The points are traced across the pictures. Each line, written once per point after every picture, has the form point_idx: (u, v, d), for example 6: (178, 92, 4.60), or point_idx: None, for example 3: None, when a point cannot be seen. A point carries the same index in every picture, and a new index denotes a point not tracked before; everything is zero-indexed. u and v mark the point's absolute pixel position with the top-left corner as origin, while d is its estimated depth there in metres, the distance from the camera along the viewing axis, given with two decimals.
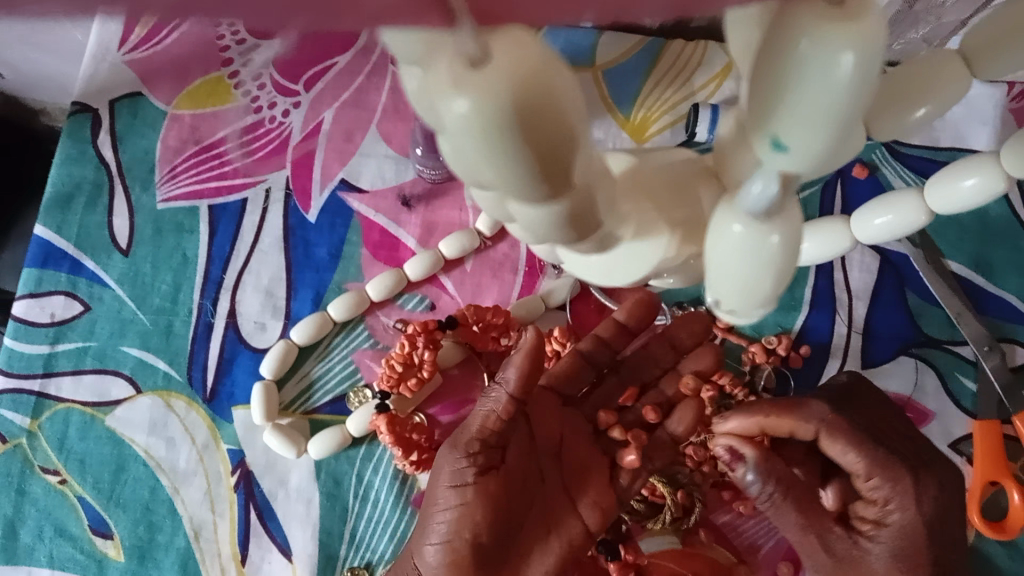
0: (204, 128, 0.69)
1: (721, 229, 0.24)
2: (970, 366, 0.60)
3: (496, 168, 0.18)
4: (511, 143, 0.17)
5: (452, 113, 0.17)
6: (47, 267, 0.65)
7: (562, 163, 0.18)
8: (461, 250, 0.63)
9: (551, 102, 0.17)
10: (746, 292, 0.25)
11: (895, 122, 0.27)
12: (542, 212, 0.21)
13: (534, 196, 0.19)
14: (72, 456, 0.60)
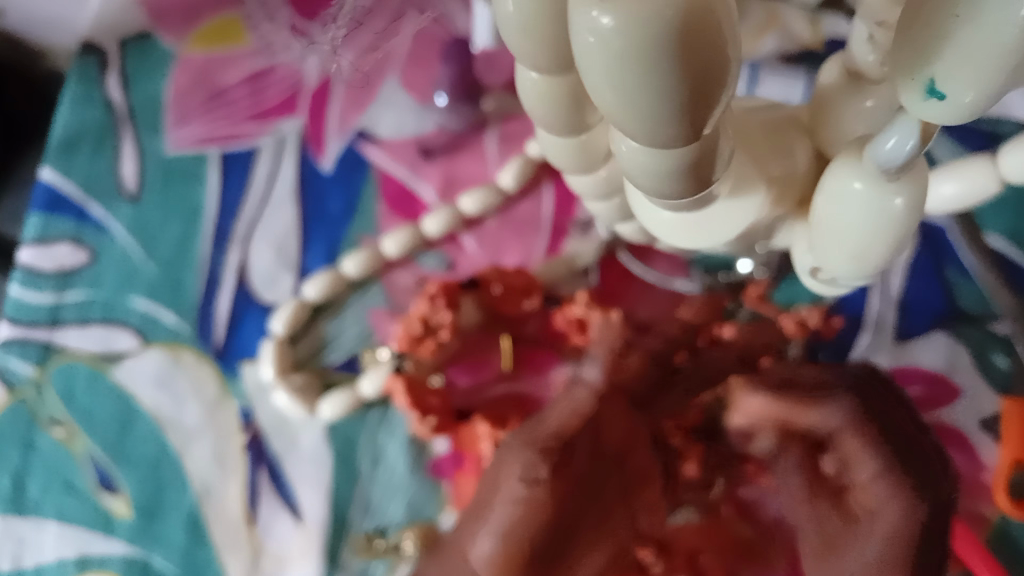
0: (216, 71, 0.66)
1: None
2: (1005, 344, 0.55)
3: (644, 84, 0.20)
4: (652, 61, 0.20)
5: (596, 31, 0.20)
6: (55, 213, 0.63)
7: (706, 95, 0.21)
8: (481, 207, 0.60)
9: (704, 28, 0.20)
10: None
11: (975, 66, 0.22)
12: (689, 143, 0.22)
13: (662, 124, 0.21)
14: (78, 409, 0.58)
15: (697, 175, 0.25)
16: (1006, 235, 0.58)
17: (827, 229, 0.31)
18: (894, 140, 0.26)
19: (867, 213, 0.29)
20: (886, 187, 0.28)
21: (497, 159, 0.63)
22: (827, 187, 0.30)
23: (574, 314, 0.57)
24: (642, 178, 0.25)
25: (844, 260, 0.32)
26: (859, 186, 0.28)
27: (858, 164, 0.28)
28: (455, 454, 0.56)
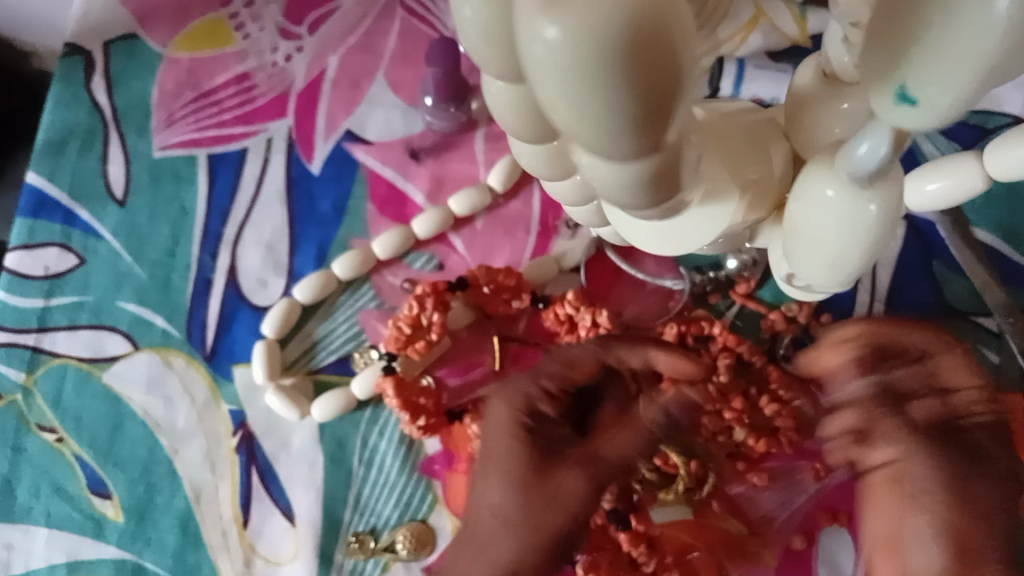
0: (203, 73, 0.65)
1: None
2: (996, 337, 0.56)
3: (593, 99, 0.20)
4: (603, 68, 0.19)
5: (544, 46, 0.19)
6: (40, 217, 0.62)
7: (662, 102, 0.20)
8: (470, 208, 0.60)
9: (653, 40, 0.19)
10: None
11: (945, 71, 0.21)
12: (642, 155, 0.22)
13: (619, 131, 0.21)
14: (67, 413, 0.59)
15: (659, 183, 0.24)
16: (996, 230, 0.57)
17: (804, 237, 0.30)
18: (867, 146, 0.25)
19: (846, 219, 0.28)
20: (860, 193, 0.27)
21: (485, 159, 0.63)
22: (801, 195, 0.29)
23: (562, 314, 0.57)
24: (603, 185, 0.24)
25: (825, 270, 0.31)
26: (833, 194, 0.27)
27: (832, 171, 0.27)
28: (447, 452, 0.57)
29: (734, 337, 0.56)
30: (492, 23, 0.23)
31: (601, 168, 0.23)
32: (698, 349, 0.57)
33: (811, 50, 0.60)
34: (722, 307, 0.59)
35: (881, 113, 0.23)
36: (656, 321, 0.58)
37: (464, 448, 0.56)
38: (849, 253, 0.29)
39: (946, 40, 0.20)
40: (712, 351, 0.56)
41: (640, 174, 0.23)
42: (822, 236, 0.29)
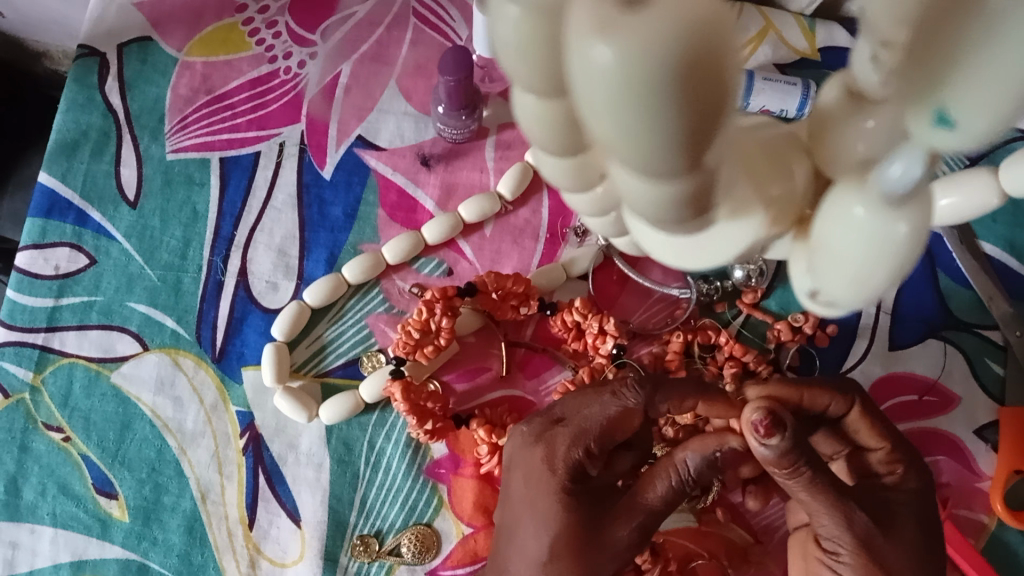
0: (216, 78, 0.66)
1: (843, 212, 0.22)
2: (1001, 351, 0.57)
3: (630, 121, 0.17)
4: (656, 88, 0.16)
5: (594, 59, 0.16)
6: (52, 217, 0.62)
7: (709, 121, 0.18)
8: (480, 215, 0.61)
9: (711, 59, 0.16)
10: (855, 282, 0.23)
11: (994, 94, 0.17)
12: (667, 181, 0.19)
13: (666, 157, 0.18)
14: (75, 413, 0.59)
15: (703, 209, 0.21)
16: (1001, 244, 0.58)
17: (827, 257, 0.23)
18: (900, 167, 0.20)
19: (872, 242, 0.22)
20: (891, 213, 0.21)
21: (495, 167, 0.64)
22: (826, 213, 0.23)
23: (569, 321, 0.58)
24: (641, 211, 0.21)
25: (848, 294, 0.24)
26: (861, 213, 0.22)
27: (862, 187, 0.22)
28: (454, 457, 0.57)
29: (740, 346, 0.56)
30: (527, 37, 0.19)
31: (638, 193, 0.20)
32: (704, 358, 0.58)
33: (820, 62, 0.61)
34: (728, 317, 0.59)
35: (912, 133, 0.20)
36: (662, 329, 0.59)
37: (470, 452, 0.57)
38: (875, 275, 0.23)
39: (976, 68, 0.17)
40: (718, 359, 0.57)
41: (686, 203, 0.20)
42: (840, 256, 0.23)
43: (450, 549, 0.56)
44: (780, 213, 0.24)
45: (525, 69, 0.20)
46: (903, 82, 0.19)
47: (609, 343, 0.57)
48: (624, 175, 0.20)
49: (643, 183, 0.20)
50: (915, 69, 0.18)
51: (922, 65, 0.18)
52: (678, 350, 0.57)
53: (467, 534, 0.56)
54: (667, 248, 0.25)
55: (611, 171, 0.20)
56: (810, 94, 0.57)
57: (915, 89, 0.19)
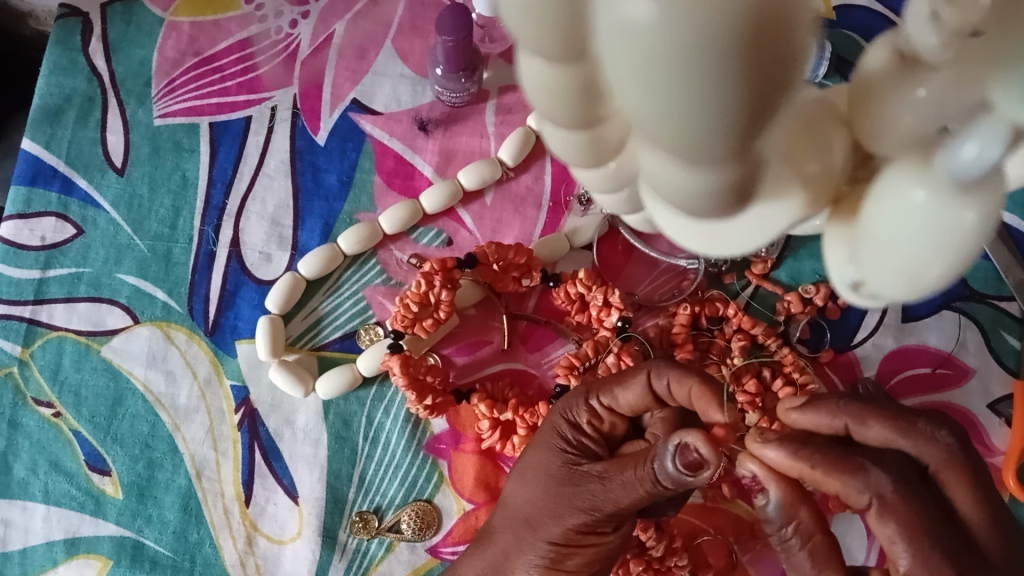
0: (204, 39, 0.63)
1: (901, 195, 0.20)
2: (1017, 324, 0.55)
3: (671, 99, 0.15)
4: (705, 63, 0.14)
5: (633, 22, 0.14)
6: (38, 185, 0.60)
7: (763, 104, 0.16)
8: (480, 182, 0.59)
9: (769, 28, 0.15)
10: (907, 276, 0.21)
11: None
12: (709, 168, 0.17)
13: (710, 144, 0.16)
14: (66, 388, 0.57)
15: (742, 197, 0.19)
16: (1020, 212, 0.56)
17: (876, 245, 0.22)
18: (975, 146, 0.19)
19: (932, 230, 0.20)
20: (960, 199, 0.19)
21: (496, 132, 0.61)
22: (877, 195, 0.21)
23: (573, 293, 0.55)
24: (671, 200, 0.19)
25: (894, 287, 0.22)
26: (922, 197, 0.20)
27: (925, 169, 0.20)
28: (454, 432, 0.56)
29: (749, 318, 0.55)
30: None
31: (670, 182, 0.18)
32: (712, 330, 0.56)
33: (835, 22, 0.58)
34: (737, 288, 0.57)
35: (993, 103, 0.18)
36: (668, 301, 0.57)
37: (471, 428, 0.56)
38: (932, 269, 0.21)
39: None
40: (726, 332, 0.55)
41: (725, 192, 0.18)
42: (889, 243, 0.21)
43: (450, 526, 0.55)
44: (817, 193, 0.22)
45: (536, 34, 0.17)
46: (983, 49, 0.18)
47: (614, 316, 0.55)
48: (653, 160, 0.18)
49: (679, 173, 0.18)
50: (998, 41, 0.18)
51: (1012, 26, 0.18)
52: (684, 324, 0.55)
53: (468, 510, 0.55)
54: (693, 236, 0.23)
55: (643, 156, 0.18)
56: (825, 55, 0.54)
57: (1000, 51, 0.18)
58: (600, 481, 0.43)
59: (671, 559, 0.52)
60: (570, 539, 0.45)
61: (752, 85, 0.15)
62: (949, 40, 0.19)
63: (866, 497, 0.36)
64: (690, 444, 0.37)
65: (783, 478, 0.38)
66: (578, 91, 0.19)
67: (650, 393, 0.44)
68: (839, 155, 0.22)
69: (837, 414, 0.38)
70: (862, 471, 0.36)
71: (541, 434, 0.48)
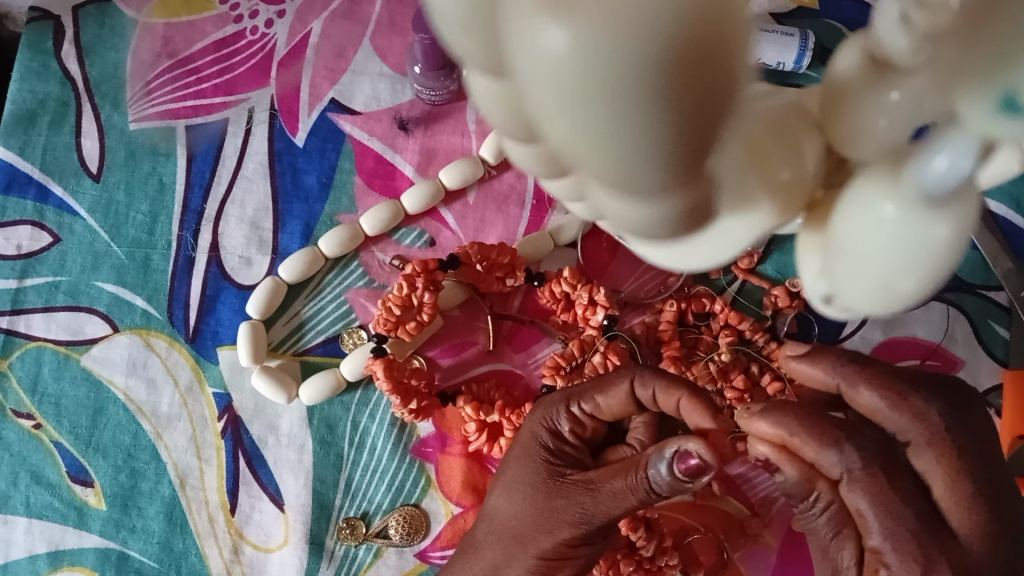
0: (179, 40, 0.62)
1: (869, 210, 0.20)
2: (1005, 313, 0.54)
3: (601, 134, 0.15)
4: (627, 90, 0.14)
5: (549, 51, 0.14)
6: (12, 193, 0.59)
7: (705, 131, 0.15)
8: (462, 181, 0.58)
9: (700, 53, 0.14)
10: (882, 289, 0.21)
11: None
12: (660, 197, 0.17)
13: (652, 172, 0.16)
14: (45, 398, 0.57)
15: (699, 220, 0.19)
16: (1008, 202, 0.55)
17: (850, 257, 0.21)
18: (947, 159, 0.18)
19: (900, 244, 0.19)
20: (930, 214, 0.19)
21: (477, 130, 0.60)
22: (847, 208, 0.21)
23: (558, 292, 0.55)
24: (628, 226, 0.19)
25: (868, 300, 0.22)
26: (891, 211, 0.19)
27: (895, 181, 0.19)
28: (440, 435, 0.55)
29: (736, 313, 0.54)
30: (471, 9, 0.16)
31: (620, 211, 0.18)
32: (699, 326, 0.55)
33: (819, 12, 0.57)
34: (723, 283, 0.57)
35: (963, 119, 0.17)
36: (655, 298, 0.56)
37: (457, 430, 0.55)
38: (904, 283, 0.21)
39: None
40: (713, 328, 0.55)
41: (679, 217, 0.18)
42: (858, 257, 0.21)
43: (439, 530, 0.54)
44: (787, 200, 0.22)
45: (472, 48, 0.17)
46: (956, 59, 0.17)
47: (600, 314, 0.54)
48: (598, 191, 0.17)
49: (630, 203, 0.17)
50: (966, 50, 0.17)
51: (979, 44, 0.16)
52: (671, 320, 0.54)
53: (456, 513, 0.54)
54: (659, 251, 0.23)
55: (591, 185, 0.18)
56: (808, 46, 0.54)
57: (971, 64, 0.17)
58: (589, 492, 0.43)
59: (662, 558, 0.51)
60: (559, 553, 0.44)
61: (686, 112, 0.15)
62: (920, 42, 0.18)
63: (837, 471, 0.37)
64: (691, 450, 0.37)
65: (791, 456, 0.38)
66: (518, 112, 0.18)
67: (631, 398, 0.44)
68: (810, 159, 0.22)
69: (831, 371, 0.39)
70: (839, 445, 0.36)
71: (518, 442, 0.47)
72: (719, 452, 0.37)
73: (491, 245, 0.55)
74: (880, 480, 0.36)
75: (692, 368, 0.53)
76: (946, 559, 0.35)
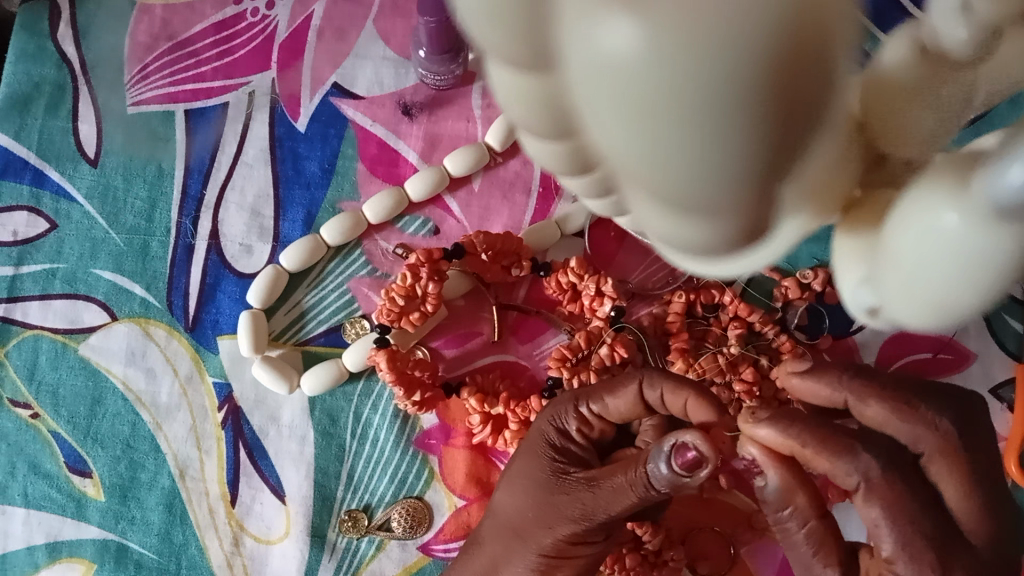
0: (178, 23, 0.60)
1: (931, 221, 0.18)
2: (1020, 306, 0.53)
3: (668, 133, 0.14)
4: (697, 85, 0.14)
5: (610, 43, 0.14)
6: (7, 178, 0.58)
7: (774, 134, 0.15)
8: (467, 168, 0.57)
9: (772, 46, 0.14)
10: (938, 306, 0.19)
11: None
12: (725, 208, 0.16)
13: (719, 178, 0.15)
14: (43, 387, 0.56)
15: (755, 230, 0.18)
16: None
17: (903, 270, 0.19)
18: None
19: (962, 259, 0.18)
20: (998, 231, 0.17)
21: (482, 115, 0.59)
22: (903, 214, 0.19)
23: (564, 282, 0.54)
24: (684, 238, 0.18)
25: (920, 317, 0.20)
26: (954, 221, 0.17)
27: (962, 190, 0.17)
28: (444, 427, 0.54)
29: (746, 305, 0.53)
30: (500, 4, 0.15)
31: (667, 223, 0.17)
32: (708, 318, 0.54)
33: None
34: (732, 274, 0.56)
35: None
36: (662, 289, 0.55)
37: (461, 422, 0.54)
38: (959, 302, 0.19)
39: None
40: (722, 320, 0.54)
41: (738, 226, 0.17)
42: (910, 273, 0.19)
43: (442, 523, 0.53)
44: (826, 202, 0.20)
45: (505, 51, 0.16)
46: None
47: (607, 305, 0.53)
48: (645, 203, 0.17)
49: (693, 215, 0.17)
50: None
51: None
52: (679, 312, 0.53)
53: (459, 506, 0.53)
54: (697, 265, 0.22)
55: (645, 202, 0.17)
56: None
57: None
58: (590, 489, 0.42)
59: (668, 552, 0.51)
60: (560, 550, 0.43)
61: (752, 117, 0.14)
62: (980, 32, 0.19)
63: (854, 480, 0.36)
64: (688, 442, 0.36)
65: (779, 461, 0.38)
66: (557, 116, 0.17)
67: (641, 401, 0.43)
68: (851, 157, 0.20)
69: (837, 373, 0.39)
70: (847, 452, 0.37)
71: (526, 440, 0.46)
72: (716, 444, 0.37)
73: (495, 234, 0.54)
74: (897, 487, 0.36)
75: (700, 360, 0.52)
76: (955, 562, 0.35)
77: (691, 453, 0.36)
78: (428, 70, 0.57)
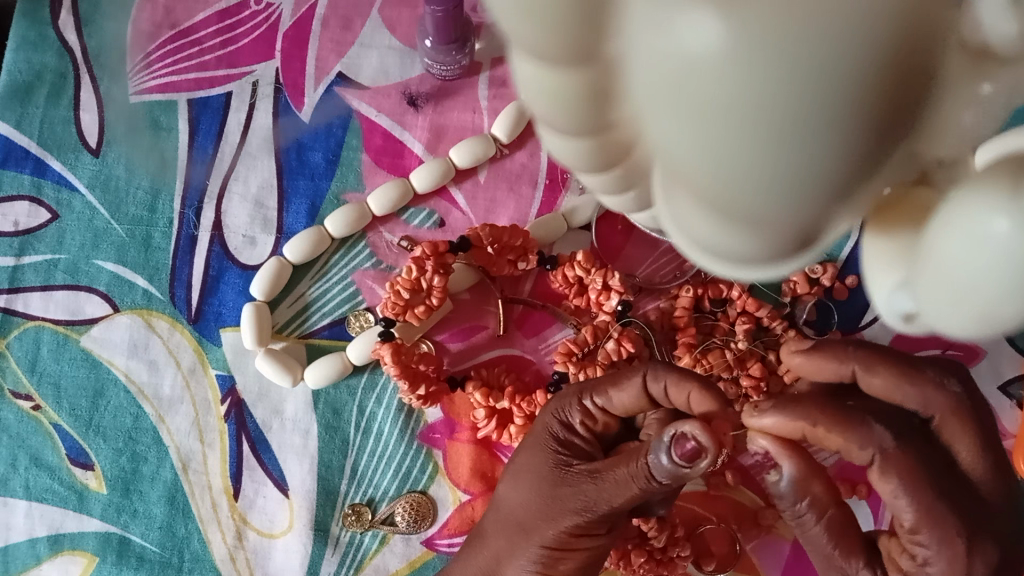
0: (181, 10, 0.59)
1: (980, 226, 0.17)
2: None
3: (734, 128, 0.15)
4: (769, 82, 0.14)
5: (694, 45, 0.14)
6: (9, 167, 0.57)
7: (842, 139, 0.15)
8: (473, 160, 0.56)
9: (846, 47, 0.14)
10: (980, 314, 0.19)
11: None
12: (783, 212, 0.16)
13: (782, 177, 0.15)
14: (45, 379, 0.55)
15: (803, 236, 0.18)
16: None
17: (946, 275, 0.18)
18: None
19: (1011, 266, 0.17)
20: None
21: (489, 106, 0.58)
22: (947, 220, 0.18)
23: (570, 276, 0.53)
24: (732, 243, 0.18)
25: (958, 324, 0.20)
26: (1004, 228, 0.16)
27: (1015, 195, 0.16)
28: (449, 421, 0.54)
29: (753, 300, 0.52)
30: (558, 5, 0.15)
31: (716, 229, 0.18)
32: (715, 312, 0.54)
33: None
34: None
35: None
36: (669, 283, 0.55)
37: (466, 416, 0.54)
38: (1001, 309, 0.18)
39: None
40: (730, 315, 0.53)
41: (791, 231, 0.18)
42: (953, 277, 0.18)
43: (446, 517, 0.53)
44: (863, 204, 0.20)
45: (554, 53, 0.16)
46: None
47: (614, 300, 0.53)
48: (698, 209, 0.18)
49: (746, 218, 0.17)
50: None
51: None
52: (686, 307, 0.53)
53: (464, 501, 0.53)
54: (731, 273, 0.22)
55: (696, 202, 0.17)
56: None
57: None
58: (593, 481, 0.42)
59: (673, 549, 0.50)
60: (563, 543, 0.43)
61: (825, 132, 0.15)
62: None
63: None
64: (688, 433, 0.36)
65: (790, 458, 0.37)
66: (607, 119, 0.17)
67: (647, 396, 0.42)
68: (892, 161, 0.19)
69: None
70: None
71: (530, 433, 0.46)
72: (716, 434, 0.37)
73: (500, 227, 0.53)
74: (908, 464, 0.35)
75: (707, 356, 0.51)
76: None
77: (687, 444, 0.36)
78: (433, 60, 0.57)
